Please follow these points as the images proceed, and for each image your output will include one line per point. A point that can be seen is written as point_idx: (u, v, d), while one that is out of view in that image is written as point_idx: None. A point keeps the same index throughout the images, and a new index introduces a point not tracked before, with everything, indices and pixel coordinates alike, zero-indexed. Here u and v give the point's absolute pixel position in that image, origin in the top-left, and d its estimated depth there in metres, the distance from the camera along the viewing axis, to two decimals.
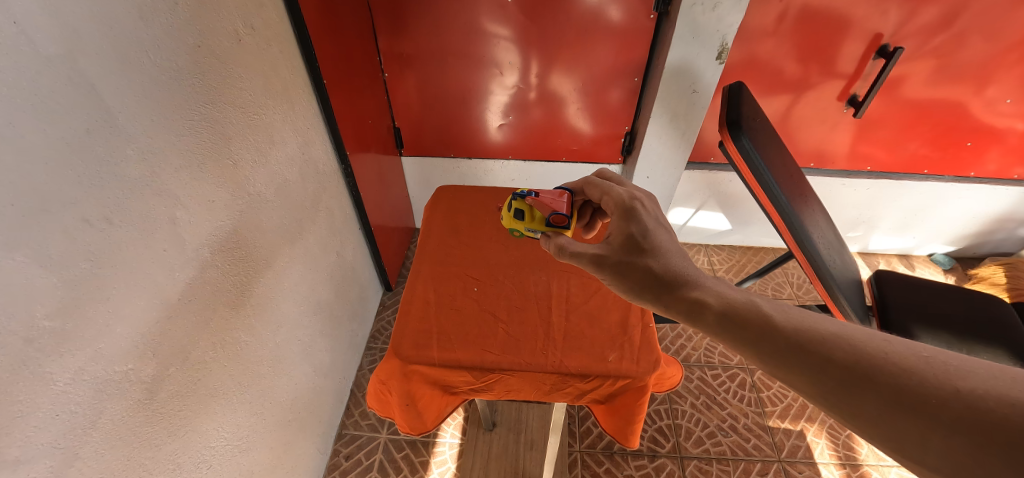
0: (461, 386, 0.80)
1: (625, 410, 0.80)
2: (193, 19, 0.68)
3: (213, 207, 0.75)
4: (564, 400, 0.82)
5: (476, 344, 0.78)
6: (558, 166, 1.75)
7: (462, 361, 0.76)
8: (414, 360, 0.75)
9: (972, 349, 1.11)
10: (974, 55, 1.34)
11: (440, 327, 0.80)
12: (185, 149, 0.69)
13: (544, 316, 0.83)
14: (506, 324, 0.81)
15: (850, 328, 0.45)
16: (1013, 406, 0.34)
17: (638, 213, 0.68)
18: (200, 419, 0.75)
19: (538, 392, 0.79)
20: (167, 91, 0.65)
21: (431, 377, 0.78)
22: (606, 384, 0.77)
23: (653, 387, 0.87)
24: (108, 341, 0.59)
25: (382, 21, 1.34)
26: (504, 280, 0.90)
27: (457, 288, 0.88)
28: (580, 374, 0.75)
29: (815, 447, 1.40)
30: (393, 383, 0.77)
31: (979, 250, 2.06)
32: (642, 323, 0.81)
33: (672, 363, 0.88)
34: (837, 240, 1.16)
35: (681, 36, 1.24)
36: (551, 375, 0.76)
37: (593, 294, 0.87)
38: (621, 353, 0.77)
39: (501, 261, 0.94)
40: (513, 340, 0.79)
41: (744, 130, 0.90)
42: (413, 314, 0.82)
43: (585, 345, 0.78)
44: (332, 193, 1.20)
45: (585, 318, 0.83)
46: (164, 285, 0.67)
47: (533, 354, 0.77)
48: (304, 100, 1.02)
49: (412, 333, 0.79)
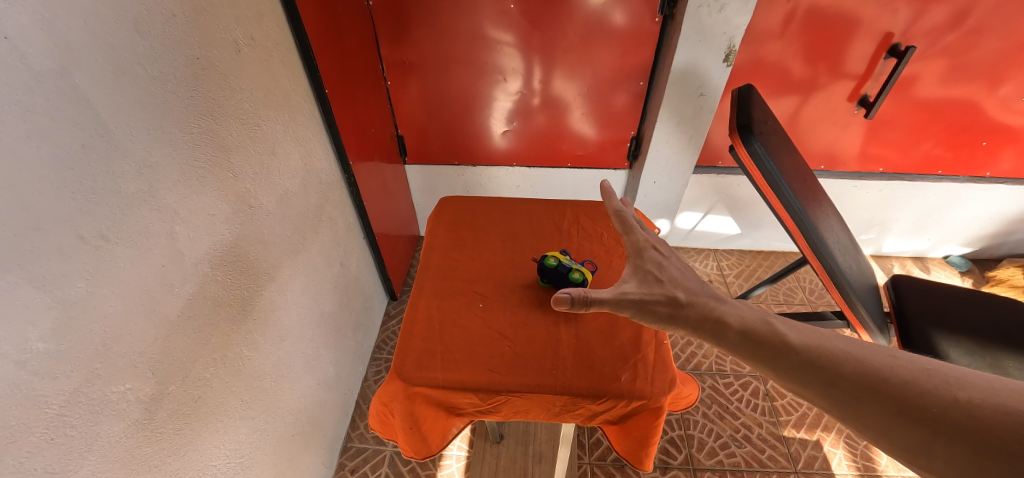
0: (467, 407, 0.78)
1: (638, 431, 0.77)
2: (191, 32, 0.67)
3: (213, 220, 0.74)
4: (575, 421, 0.80)
5: (481, 364, 0.76)
6: (563, 172, 1.74)
7: (467, 382, 0.73)
8: (417, 382, 0.73)
9: (996, 357, 1.07)
10: (988, 53, 1.31)
11: (444, 346, 0.78)
12: (185, 163, 0.68)
13: (552, 333, 0.81)
14: (512, 342, 0.79)
15: (858, 347, 0.46)
16: (1007, 413, 0.36)
17: (650, 252, 0.68)
18: (201, 437, 0.74)
19: (547, 413, 0.77)
20: (166, 105, 0.64)
21: (435, 399, 0.76)
22: (618, 406, 0.74)
23: (668, 407, 0.84)
24: (106, 361, 0.57)
25: (384, 30, 1.33)
26: (509, 295, 0.88)
27: (461, 304, 0.86)
28: (592, 395, 0.73)
29: (832, 457, 1.36)
30: (395, 404, 0.75)
31: (996, 251, 2.01)
32: (655, 340, 0.79)
33: (688, 381, 0.86)
34: (852, 246, 1.13)
35: (687, 39, 1.22)
36: (560, 396, 0.73)
37: (603, 310, 0.85)
38: (635, 372, 0.75)
39: (507, 274, 0.92)
40: (520, 359, 0.77)
41: (756, 134, 0.87)
42: (416, 333, 0.80)
43: (596, 364, 0.76)
44: (335, 203, 1.19)
45: (595, 335, 0.80)
46: (163, 303, 0.65)
47: (541, 374, 0.75)
48: (305, 110, 1.01)
49: (415, 353, 0.77)
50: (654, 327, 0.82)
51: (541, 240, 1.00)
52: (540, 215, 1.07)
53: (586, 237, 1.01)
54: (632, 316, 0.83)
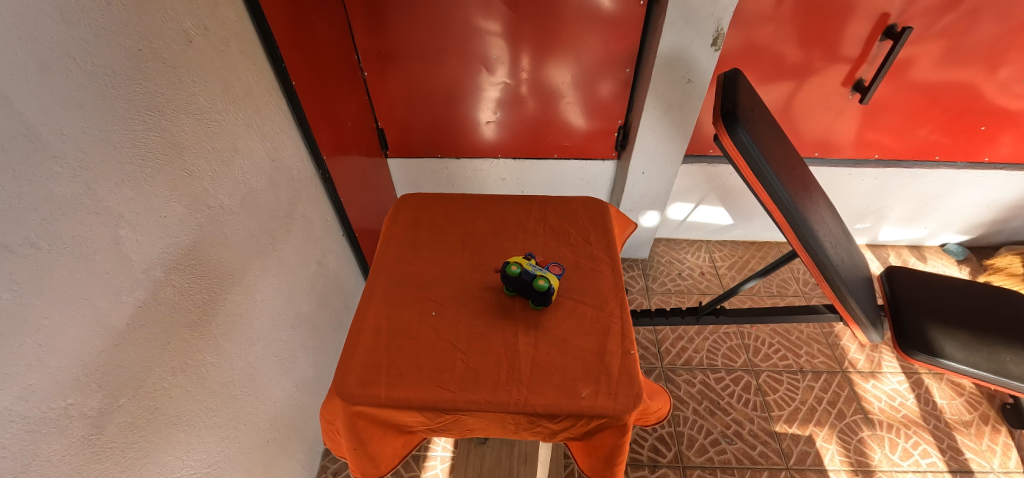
0: (416, 425, 0.75)
1: (603, 450, 0.74)
2: (132, 21, 0.62)
3: (166, 222, 0.70)
4: (536, 438, 0.77)
5: (429, 379, 0.72)
6: (550, 164, 1.69)
7: (411, 400, 0.69)
8: (358, 400, 0.70)
9: (993, 350, 1.04)
10: (988, 33, 1.26)
11: (391, 360, 0.74)
12: (127, 162, 0.63)
13: (509, 344, 0.77)
14: (465, 354, 0.75)
15: None
16: None
17: None
18: (160, 449, 0.71)
19: (506, 430, 0.74)
20: (103, 101, 0.59)
21: (379, 417, 0.73)
22: (579, 423, 0.71)
23: (639, 421, 0.81)
24: (40, 376, 0.53)
25: (359, 19, 1.28)
26: (465, 302, 0.84)
27: (413, 312, 0.82)
28: (549, 413, 0.69)
29: (826, 453, 1.34)
30: (338, 423, 0.72)
31: (993, 239, 1.97)
32: (621, 351, 0.76)
33: (659, 395, 0.82)
34: (843, 236, 1.08)
35: (673, 22, 1.16)
36: (514, 415, 0.69)
37: (566, 317, 0.81)
38: (597, 388, 0.71)
39: (468, 279, 0.88)
40: (472, 373, 0.73)
41: (741, 122, 0.82)
42: (361, 346, 0.77)
43: (555, 378, 0.73)
44: (308, 200, 1.14)
45: (556, 346, 0.77)
46: (108, 312, 0.61)
47: (496, 391, 0.71)
48: (271, 103, 0.96)
49: (359, 369, 0.73)
50: (621, 336, 0.79)
51: (504, 241, 0.96)
52: (506, 215, 1.03)
53: (553, 237, 0.97)
54: (597, 324, 0.80)
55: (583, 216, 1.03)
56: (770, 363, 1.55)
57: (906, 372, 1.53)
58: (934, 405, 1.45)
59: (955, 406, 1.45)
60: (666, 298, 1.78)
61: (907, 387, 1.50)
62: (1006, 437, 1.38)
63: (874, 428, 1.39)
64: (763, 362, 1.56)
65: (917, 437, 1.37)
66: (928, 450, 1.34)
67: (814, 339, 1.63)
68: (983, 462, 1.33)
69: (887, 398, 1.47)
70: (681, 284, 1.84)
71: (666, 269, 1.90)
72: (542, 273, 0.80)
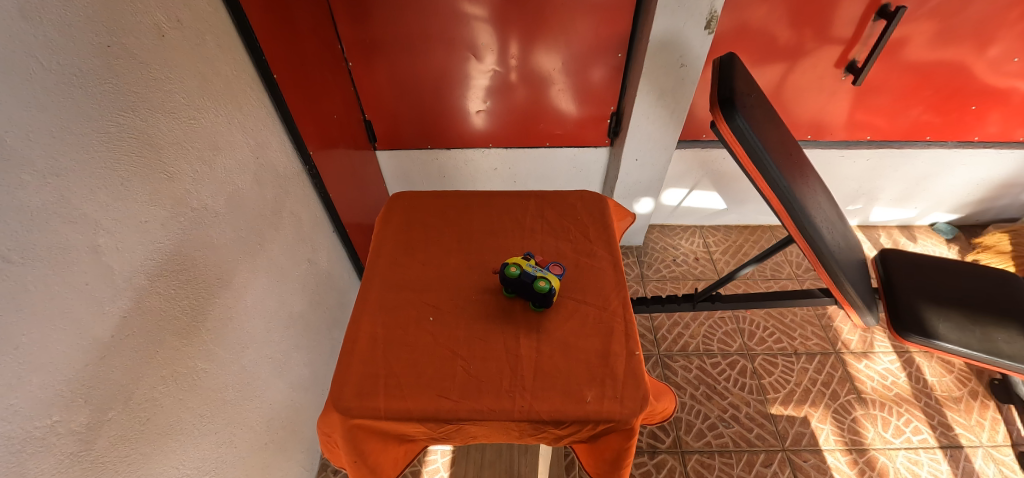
0: (418, 435, 0.74)
1: (609, 453, 0.74)
2: (99, 15, 0.58)
3: (147, 227, 0.67)
4: (541, 442, 0.77)
5: (430, 389, 0.71)
6: (542, 152, 1.66)
7: (413, 412, 0.68)
8: (356, 413, 0.68)
9: (985, 330, 1.05)
10: (980, 11, 1.25)
11: (389, 371, 0.73)
12: (102, 169, 0.60)
13: (511, 349, 0.76)
14: (466, 361, 0.74)
15: None
16: None
17: None
18: (155, 460, 0.69)
19: (510, 435, 0.74)
20: (74, 104, 0.55)
21: (379, 429, 0.72)
22: (585, 428, 0.71)
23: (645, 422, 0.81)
24: (23, 395, 0.50)
25: (341, 7, 1.23)
26: (464, 306, 0.83)
27: (410, 318, 0.81)
28: (554, 420, 0.68)
29: (820, 433, 1.36)
30: (336, 436, 0.71)
31: (981, 217, 2.01)
32: (626, 352, 0.76)
33: (664, 396, 0.82)
34: (839, 222, 1.09)
35: (667, 5, 1.14)
36: (518, 422, 0.69)
37: (569, 319, 0.81)
38: (602, 391, 0.71)
39: (466, 281, 0.87)
40: (475, 380, 0.72)
41: (738, 108, 0.81)
42: (357, 355, 0.75)
43: (559, 383, 0.72)
44: (296, 197, 1.11)
45: (558, 350, 0.76)
46: (90, 324, 0.59)
47: (498, 398, 0.70)
48: (252, 98, 0.93)
49: (356, 380, 0.72)
50: (623, 336, 0.78)
51: (502, 240, 0.95)
52: (501, 212, 1.01)
53: (552, 234, 0.96)
54: (600, 325, 0.80)
55: (581, 211, 1.02)
56: (765, 346, 1.57)
57: (898, 351, 1.56)
58: (925, 383, 1.48)
59: (945, 383, 1.48)
60: (662, 284, 1.79)
61: (898, 366, 1.53)
62: (995, 412, 1.42)
63: (867, 407, 1.42)
64: (758, 346, 1.57)
65: (909, 415, 1.40)
66: (920, 428, 1.38)
67: (808, 321, 1.65)
68: (972, 437, 1.36)
69: (879, 377, 1.50)
70: (676, 270, 1.84)
71: (661, 256, 1.90)
72: (543, 274, 0.79)
